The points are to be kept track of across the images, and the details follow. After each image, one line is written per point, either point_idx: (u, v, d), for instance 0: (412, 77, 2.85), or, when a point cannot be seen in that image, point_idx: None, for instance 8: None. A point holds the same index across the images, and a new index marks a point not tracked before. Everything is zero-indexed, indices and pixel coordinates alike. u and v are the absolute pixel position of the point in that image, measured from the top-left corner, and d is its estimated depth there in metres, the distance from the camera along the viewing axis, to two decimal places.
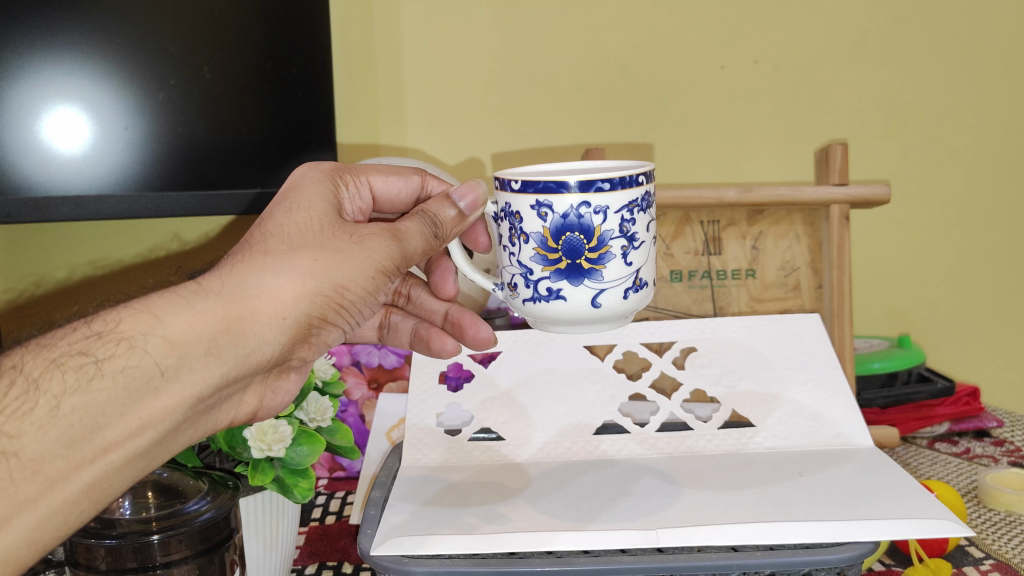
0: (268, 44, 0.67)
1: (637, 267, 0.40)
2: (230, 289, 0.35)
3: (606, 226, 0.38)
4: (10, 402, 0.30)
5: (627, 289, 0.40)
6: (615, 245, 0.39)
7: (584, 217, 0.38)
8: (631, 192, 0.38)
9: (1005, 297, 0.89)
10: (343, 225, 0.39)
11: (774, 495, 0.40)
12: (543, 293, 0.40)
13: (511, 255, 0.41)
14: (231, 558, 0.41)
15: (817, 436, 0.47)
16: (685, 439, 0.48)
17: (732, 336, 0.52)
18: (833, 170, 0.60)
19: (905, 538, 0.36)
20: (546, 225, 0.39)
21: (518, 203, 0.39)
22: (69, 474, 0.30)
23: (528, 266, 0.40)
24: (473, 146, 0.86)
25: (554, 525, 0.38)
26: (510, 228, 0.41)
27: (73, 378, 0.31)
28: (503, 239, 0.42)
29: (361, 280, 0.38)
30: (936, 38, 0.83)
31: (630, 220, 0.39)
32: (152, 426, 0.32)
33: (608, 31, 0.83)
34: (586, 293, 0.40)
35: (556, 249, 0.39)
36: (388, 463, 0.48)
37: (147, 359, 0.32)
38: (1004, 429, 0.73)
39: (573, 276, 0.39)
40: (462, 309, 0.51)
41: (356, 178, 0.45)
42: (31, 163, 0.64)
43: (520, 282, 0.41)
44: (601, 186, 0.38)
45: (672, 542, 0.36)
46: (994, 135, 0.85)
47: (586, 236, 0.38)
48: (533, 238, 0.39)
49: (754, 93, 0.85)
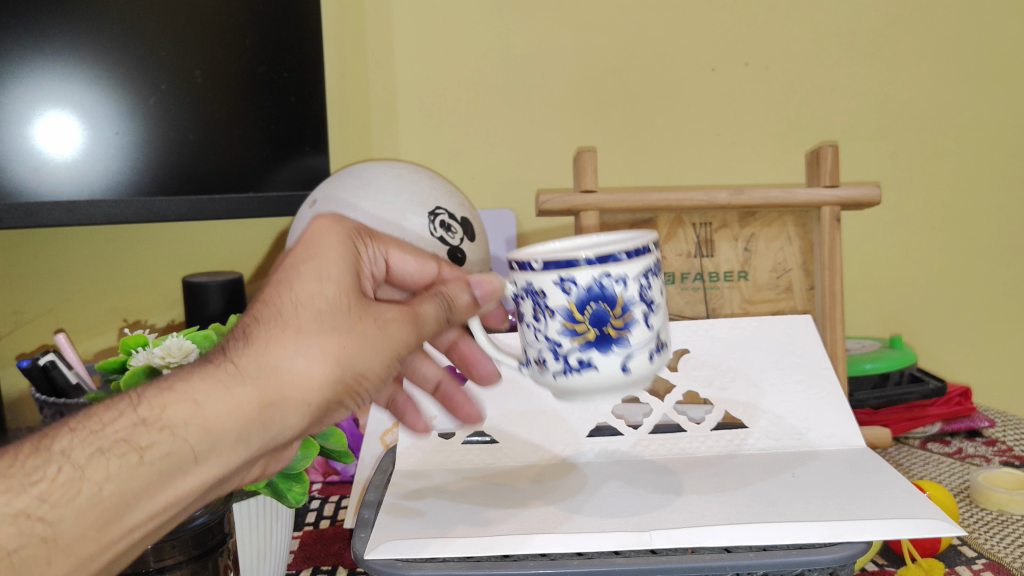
0: (259, 47, 0.69)
1: (656, 326, 0.39)
2: (265, 372, 0.33)
3: (627, 294, 0.38)
4: (57, 486, 0.29)
5: (651, 351, 0.39)
6: (637, 310, 0.38)
7: (607, 286, 0.37)
8: (644, 260, 0.38)
9: (998, 298, 0.89)
10: (369, 304, 0.36)
11: (764, 495, 0.40)
12: (575, 365, 0.39)
13: (537, 331, 0.40)
14: (225, 562, 0.41)
15: (807, 438, 0.48)
16: (677, 441, 0.48)
17: (724, 337, 0.52)
18: (824, 171, 0.60)
19: (898, 538, 0.36)
20: (570, 299, 0.38)
21: (538, 280, 0.38)
22: (98, 553, 0.30)
23: (555, 339, 0.39)
24: (467, 149, 0.86)
25: (544, 528, 0.38)
26: (533, 305, 0.39)
27: (117, 465, 0.29)
28: (526, 318, 0.40)
29: (380, 367, 0.36)
30: (921, 41, 0.85)
31: (647, 285, 0.38)
32: (174, 505, 0.31)
33: (600, 34, 0.84)
34: (615, 358, 0.38)
35: (584, 320, 0.38)
36: (388, 467, 0.48)
37: (183, 445, 0.31)
38: (996, 429, 0.74)
39: (602, 344, 0.38)
40: (455, 386, 0.48)
41: (375, 244, 0.43)
42: (23, 167, 0.61)
43: (549, 356, 0.39)
44: (619, 258, 0.37)
45: (665, 543, 0.36)
46: (982, 136, 0.86)
47: (609, 304, 0.38)
48: (558, 313, 0.38)
49: (745, 96, 0.86)
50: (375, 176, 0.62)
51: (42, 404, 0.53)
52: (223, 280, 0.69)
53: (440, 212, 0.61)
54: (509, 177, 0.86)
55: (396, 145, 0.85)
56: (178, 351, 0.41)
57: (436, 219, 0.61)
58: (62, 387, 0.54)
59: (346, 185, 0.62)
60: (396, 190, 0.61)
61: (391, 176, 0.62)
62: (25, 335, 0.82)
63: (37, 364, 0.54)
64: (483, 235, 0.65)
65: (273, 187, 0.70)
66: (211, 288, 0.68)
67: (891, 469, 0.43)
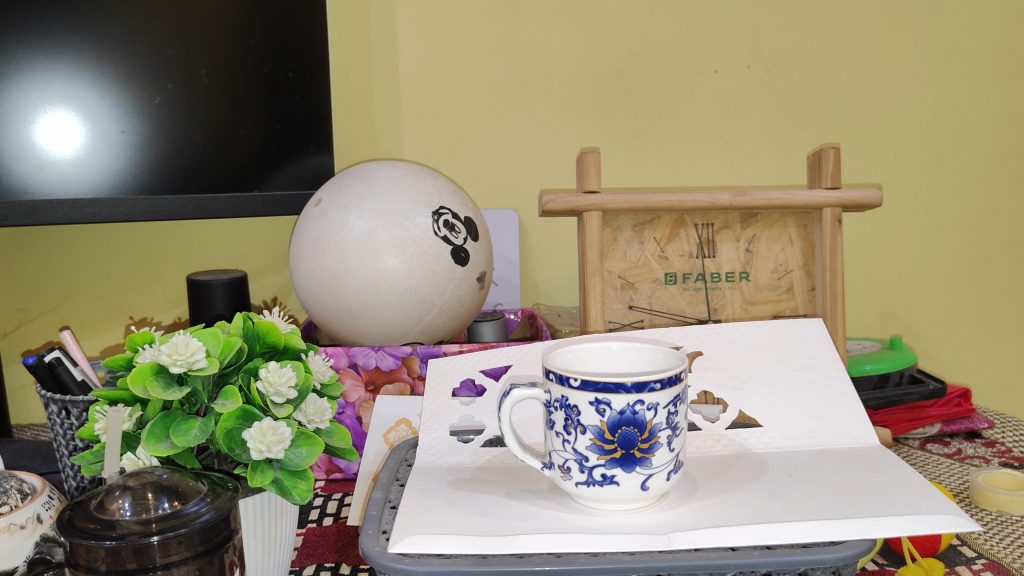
0: (264, 48, 0.69)
1: (679, 448, 0.37)
2: None
3: (657, 420, 0.35)
4: None
5: (670, 472, 0.36)
6: (662, 435, 0.35)
7: (639, 413, 0.35)
8: (676, 388, 0.36)
9: (997, 300, 0.90)
10: None
11: (781, 492, 0.38)
12: (597, 480, 0.36)
13: (563, 440, 0.36)
14: (231, 559, 0.37)
15: (824, 436, 0.45)
16: (692, 440, 0.45)
17: (735, 340, 0.48)
18: (825, 173, 0.60)
19: (911, 533, 0.34)
20: (603, 419, 0.35)
21: (573, 398, 0.36)
22: None
23: (582, 453, 0.36)
24: (469, 149, 0.86)
25: (547, 524, 0.35)
26: (564, 418, 0.36)
27: None
28: (553, 426, 0.37)
29: None
30: (922, 45, 0.85)
31: (675, 412, 0.36)
32: None
33: (602, 35, 0.84)
34: (636, 478, 0.35)
35: (612, 442, 0.35)
36: (402, 470, 0.44)
37: None
38: (995, 430, 0.74)
39: (626, 464, 0.35)
40: None
41: None
42: (27, 166, 0.61)
43: (573, 467, 0.36)
44: (654, 386, 0.35)
45: (683, 545, 0.33)
46: (982, 138, 0.87)
47: (637, 428, 0.35)
48: (589, 431, 0.35)
49: (746, 97, 0.86)
50: (379, 175, 0.62)
51: (48, 400, 0.53)
52: (227, 279, 0.69)
53: (443, 212, 0.61)
54: (511, 178, 0.87)
55: (399, 145, 0.85)
56: (185, 349, 0.39)
57: (440, 219, 0.61)
58: (67, 384, 0.54)
59: (350, 185, 0.62)
60: (400, 190, 0.61)
61: (395, 176, 0.63)
62: (29, 333, 0.82)
63: (43, 360, 0.54)
64: (485, 234, 0.65)
65: (275, 187, 0.70)
66: (215, 286, 0.69)
67: (908, 468, 0.40)
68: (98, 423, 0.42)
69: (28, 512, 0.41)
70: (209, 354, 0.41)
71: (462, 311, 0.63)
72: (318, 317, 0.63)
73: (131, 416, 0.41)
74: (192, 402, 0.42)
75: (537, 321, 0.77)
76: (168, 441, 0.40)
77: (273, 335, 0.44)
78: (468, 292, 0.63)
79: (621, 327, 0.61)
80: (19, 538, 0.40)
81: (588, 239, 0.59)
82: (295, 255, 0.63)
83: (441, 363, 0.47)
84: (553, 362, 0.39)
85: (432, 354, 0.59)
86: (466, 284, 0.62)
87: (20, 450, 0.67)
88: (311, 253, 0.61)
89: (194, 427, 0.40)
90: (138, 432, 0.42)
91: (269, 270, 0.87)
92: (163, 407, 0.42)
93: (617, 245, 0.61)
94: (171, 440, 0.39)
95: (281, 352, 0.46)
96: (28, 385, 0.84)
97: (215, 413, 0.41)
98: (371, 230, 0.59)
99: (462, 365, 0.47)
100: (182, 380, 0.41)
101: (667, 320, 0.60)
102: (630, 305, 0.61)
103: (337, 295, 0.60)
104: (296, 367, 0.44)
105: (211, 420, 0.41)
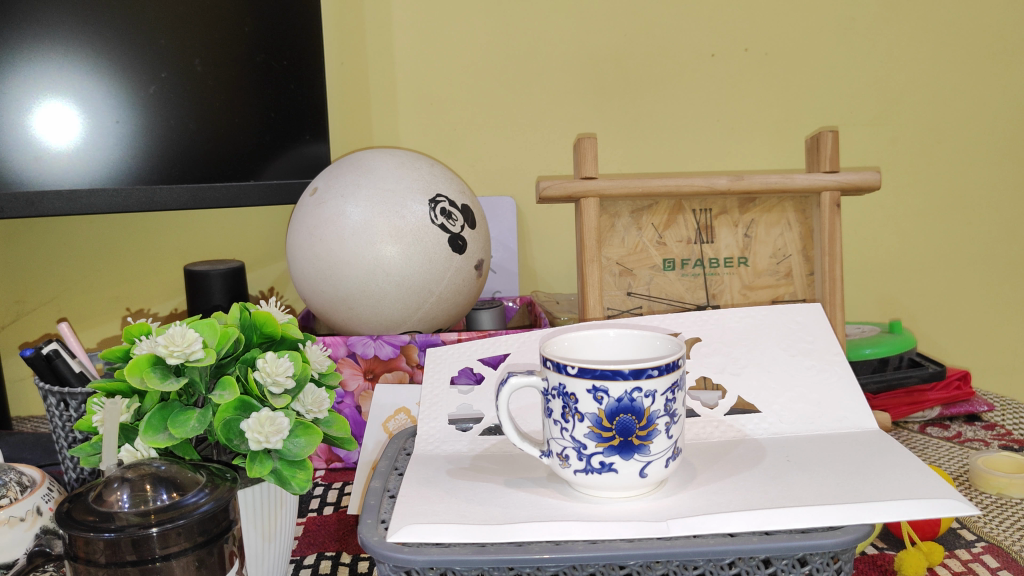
0: (259, 35, 0.68)
1: (678, 434, 0.37)
2: None
3: (655, 407, 0.35)
4: None
5: (669, 458, 0.36)
6: (660, 423, 0.35)
7: (636, 401, 0.35)
8: (675, 374, 0.36)
9: (996, 281, 0.89)
10: None
11: (782, 479, 0.38)
12: (596, 467, 0.35)
13: (562, 429, 0.36)
14: (230, 549, 0.37)
15: (821, 420, 0.45)
16: (692, 426, 0.45)
17: (734, 325, 0.48)
18: (824, 157, 0.60)
19: (909, 518, 0.34)
20: (601, 407, 0.35)
21: (572, 385, 0.35)
22: None
23: (580, 441, 0.36)
24: (466, 136, 0.85)
25: (549, 514, 0.35)
26: (562, 407, 0.36)
27: None
28: (552, 415, 0.37)
29: None
30: (921, 25, 0.85)
31: (673, 398, 0.36)
32: None
33: (598, 19, 0.83)
34: (635, 466, 0.35)
35: (612, 429, 0.35)
36: (401, 459, 0.44)
37: None
38: (995, 412, 0.74)
39: (625, 451, 0.35)
40: None
41: None
42: (24, 157, 0.61)
43: (572, 455, 0.36)
44: (653, 372, 0.35)
45: (682, 531, 0.33)
46: (981, 119, 0.86)
47: (634, 415, 0.35)
48: (587, 418, 0.35)
49: (744, 81, 0.85)
50: (374, 163, 0.62)
51: (47, 392, 0.53)
52: (224, 268, 0.69)
53: (441, 200, 0.61)
54: (508, 165, 0.86)
55: (396, 132, 0.85)
56: (182, 340, 0.39)
57: (437, 206, 0.61)
58: (65, 376, 0.54)
59: (346, 173, 0.62)
60: (396, 178, 0.61)
61: (391, 164, 0.62)
62: (28, 325, 0.82)
63: (42, 352, 0.54)
64: (483, 222, 0.65)
65: (271, 176, 0.70)
66: (213, 275, 0.68)
67: (908, 453, 0.40)
68: (96, 414, 0.42)
69: (28, 504, 0.41)
70: (206, 345, 0.41)
71: (461, 298, 0.63)
72: (316, 307, 0.63)
73: (129, 408, 0.41)
74: (191, 393, 0.42)
75: (536, 308, 0.77)
76: (166, 432, 0.39)
77: (271, 325, 0.44)
78: (466, 279, 0.62)
79: (620, 313, 0.61)
80: (19, 530, 0.40)
81: (586, 226, 0.59)
82: (291, 244, 0.63)
83: (440, 352, 0.48)
84: (552, 351, 0.39)
85: (431, 344, 0.60)
86: (464, 272, 0.62)
87: (20, 441, 0.67)
88: (308, 242, 0.61)
89: (192, 419, 0.40)
90: (136, 424, 0.42)
91: (267, 259, 0.86)
92: (162, 397, 0.42)
93: (614, 232, 0.61)
94: (170, 432, 0.39)
95: (278, 341, 0.46)
96: (28, 378, 0.84)
97: (213, 404, 0.41)
98: (368, 219, 0.58)
99: (461, 353, 0.47)
100: (180, 370, 0.41)
101: (665, 307, 0.60)
102: (628, 292, 0.61)
103: (334, 285, 0.60)
104: (294, 357, 0.44)
105: (209, 411, 0.40)
